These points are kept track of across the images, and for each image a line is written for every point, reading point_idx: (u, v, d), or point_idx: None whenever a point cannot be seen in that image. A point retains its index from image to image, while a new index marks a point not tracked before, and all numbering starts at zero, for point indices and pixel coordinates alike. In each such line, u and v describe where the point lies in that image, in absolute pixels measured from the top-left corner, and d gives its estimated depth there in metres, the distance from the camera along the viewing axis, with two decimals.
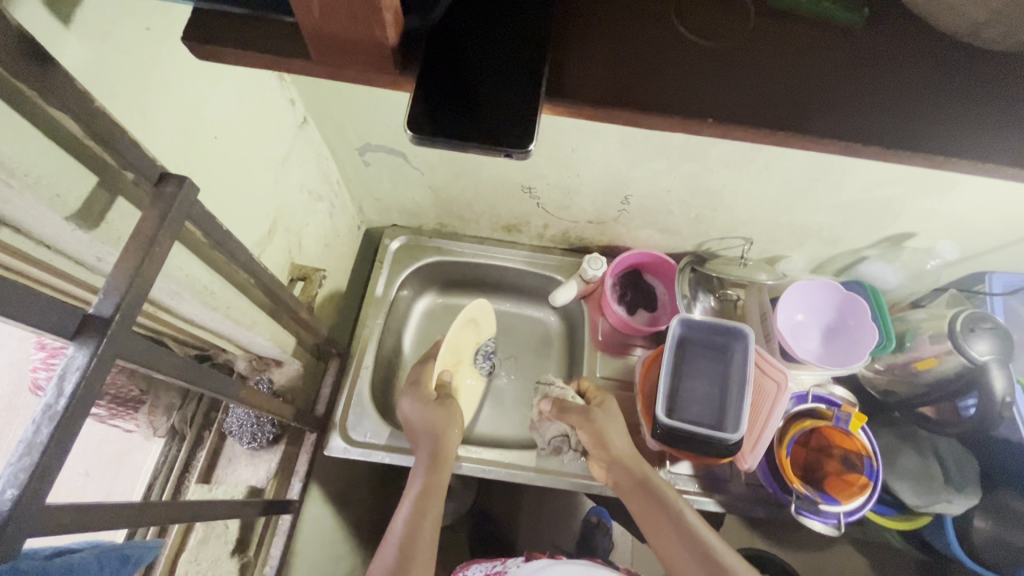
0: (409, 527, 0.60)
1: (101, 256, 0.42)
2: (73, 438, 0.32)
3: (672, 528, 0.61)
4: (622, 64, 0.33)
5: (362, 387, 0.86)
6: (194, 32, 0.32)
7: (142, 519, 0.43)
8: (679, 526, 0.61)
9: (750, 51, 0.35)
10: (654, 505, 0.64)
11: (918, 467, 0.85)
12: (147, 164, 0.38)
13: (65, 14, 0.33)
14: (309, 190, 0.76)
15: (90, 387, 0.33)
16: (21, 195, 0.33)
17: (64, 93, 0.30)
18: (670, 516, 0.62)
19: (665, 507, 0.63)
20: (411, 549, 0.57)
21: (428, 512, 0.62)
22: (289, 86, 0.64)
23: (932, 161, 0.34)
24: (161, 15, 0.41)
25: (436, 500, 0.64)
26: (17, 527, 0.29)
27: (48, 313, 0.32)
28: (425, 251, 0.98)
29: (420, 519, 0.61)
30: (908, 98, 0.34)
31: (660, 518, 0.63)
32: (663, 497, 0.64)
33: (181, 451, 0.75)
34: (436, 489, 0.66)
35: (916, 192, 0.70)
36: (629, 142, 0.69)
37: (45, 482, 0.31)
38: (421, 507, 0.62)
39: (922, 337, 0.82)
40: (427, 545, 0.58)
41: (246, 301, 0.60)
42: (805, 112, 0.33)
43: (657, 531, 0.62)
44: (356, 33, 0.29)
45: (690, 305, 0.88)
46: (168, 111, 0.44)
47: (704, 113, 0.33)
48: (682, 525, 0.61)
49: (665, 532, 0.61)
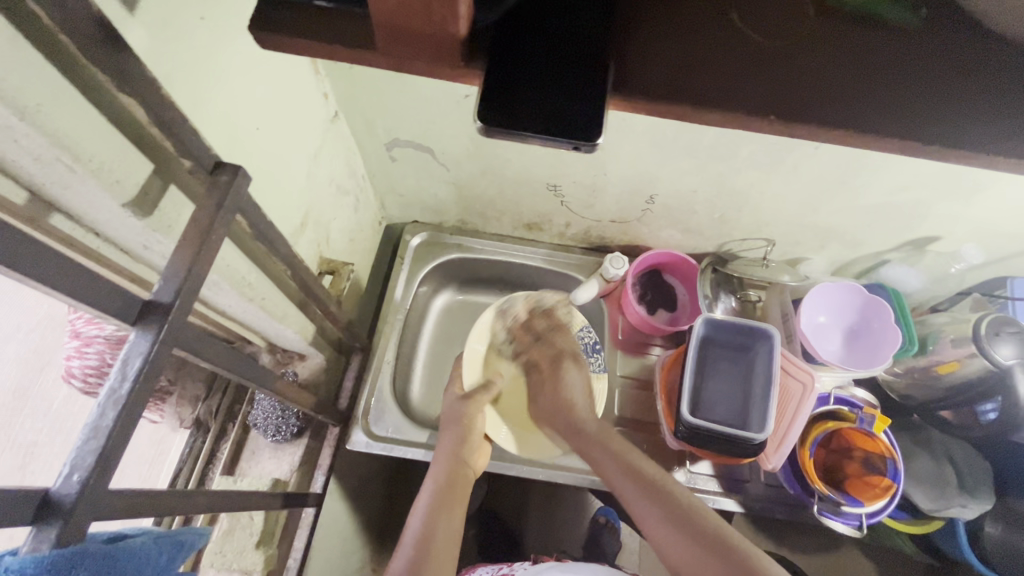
0: (425, 526, 0.59)
1: (150, 244, 0.42)
2: (135, 423, 0.32)
3: (653, 504, 0.57)
4: (685, 60, 0.34)
5: (384, 382, 0.86)
6: (261, 21, 0.32)
7: (186, 507, 0.43)
8: (662, 500, 0.56)
9: (811, 49, 0.35)
10: (631, 483, 0.60)
11: (934, 472, 0.85)
12: (203, 152, 0.38)
13: (131, 1, 0.34)
14: (338, 185, 0.76)
15: (151, 372, 0.33)
16: (83, 181, 0.33)
17: (135, 79, 0.30)
18: (652, 493, 0.58)
19: (646, 483, 0.59)
20: (426, 549, 0.56)
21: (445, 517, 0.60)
22: (323, 79, 0.64)
23: (985, 162, 0.34)
24: (215, 5, 0.41)
25: (453, 504, 0.63)
26: (84, 509, 0.30)
27: (112, 298, 0.32)
28: (446, 248, 0.99)
29: (435, 519, 0.60)
30: (968, 97, 0.34)
31: (643, 492, 0.58)
32: (640, 471, 0.61)
33: (206, 442, 0.75)
34: (454, 493, 0.64)
35: (944, 195, 0.71)
36: (659, 142, 0.69)
37: (110, 466, 0.31)
38: (439, 507, 0.61)
39: (943, 341, 0.82)
40: (444, 543, 0.57)
41: (279, 294, 0.60)
42: (865, 111, 0.34)
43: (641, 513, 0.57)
44: (429, 25, 0.29)
45: (711, 305, 0.88)
46: (218, 101, 0.44)
47: (766, 109, 0.33)
48: (665, 499, 0.56)
49: (645, 507, 0.57)
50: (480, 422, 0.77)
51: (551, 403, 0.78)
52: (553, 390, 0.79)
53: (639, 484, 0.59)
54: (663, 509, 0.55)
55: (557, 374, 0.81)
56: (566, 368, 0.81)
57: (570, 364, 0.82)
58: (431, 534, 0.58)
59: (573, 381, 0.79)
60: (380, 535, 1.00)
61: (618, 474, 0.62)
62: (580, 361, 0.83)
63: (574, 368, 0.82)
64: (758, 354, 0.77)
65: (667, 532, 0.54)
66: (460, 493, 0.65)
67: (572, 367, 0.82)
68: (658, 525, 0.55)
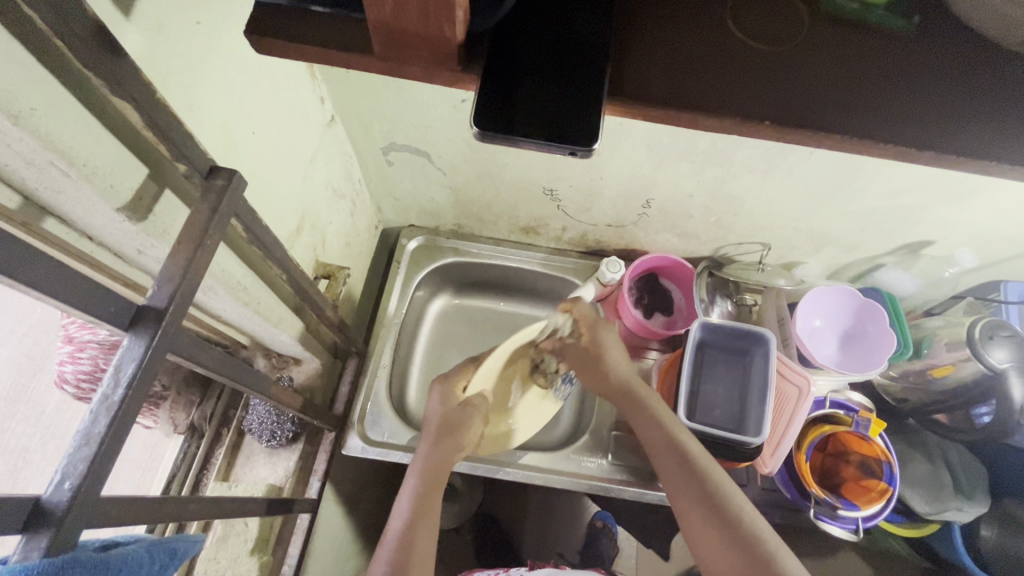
0: (409, 525, 0.58)
1: (143, 248, 0.42)
2: (127, 430, 0.32)
3: (692, 490, 0.57)
4: (681, 66, 0.34)
5: (380, 387, 0.86)
6: (255, 26, 0.32)
7: (180, 512, 0.43)
8: (701, 487, 0.57)
9: (808, 55, 0.35)
10: (673, 458, 0.60)
11: (928, 475, 0.85)
12: (198, 156, 0.38)
13: (126, 5, 0.34)
14: (334, 189, 0.76)
15: (145, 379, 0.33)
16: (76, 185, 0.33)
17: (131, 83, 0.30)
18: (692, 477, 0.58)
19: (690, 470, 0.59)
20: (408, 548, 0.56)
21: (430, 509, 0.61)
22: (319, 83, 0.64)
23: (980, 166, 0.34)
24: (211, 9, 0.41)
25: (436, 497, 0.62)
26: (74, 518, 0.29)
27: (106, 302, 0.32)
28: (442, 252, 0.99)
29: (422, 515, 0.59)
30: (958, 102, 0.34)
31: (683, 479, 0.58)
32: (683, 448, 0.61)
33: (200, 447, 0.75)
34: (436, 484, 0.64)
35: (938, 200, 0.71)
36: (656, 146, 0.69)
37: (101, 474, 0.31)
38: (424, 502, 0.61)
39: (938, 345, 0.83)
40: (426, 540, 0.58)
41: (274, 299, 0.60)
42: (860, 117, 0.34)
43: (679, 495, 0.58)
44: (425, 30, 0.29)
45: (707, 310, 0.89)
46: (213, 105, 0.44)
47: (761, 114, 0.33)
48: (706, 486, 0.57)
49: (684, 494, 0.58)
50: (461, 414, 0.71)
51: (591, 364, 0.73)
52: (593, 358, 0.73)
53: (680, 466, 0.59)
54: (703, 500, 0.56)
55: (595, 340, 0.74)
56: (601, 331, 0.74)
57: (607, 327, 0.75)
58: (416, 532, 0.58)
59: (611, 343, 0.73)
60: (374, 541, 1.00)
61: (663, 448, 0.62)
62: (612, 322, 0.76)
63: (611, 330, 0.74)
64: (754, 357, 0.77)
65: (704, 523, 0.55)
66: (442, 477, 0.65)
67: (609, 327, 0.75)
68: (694, 512, 0.56)
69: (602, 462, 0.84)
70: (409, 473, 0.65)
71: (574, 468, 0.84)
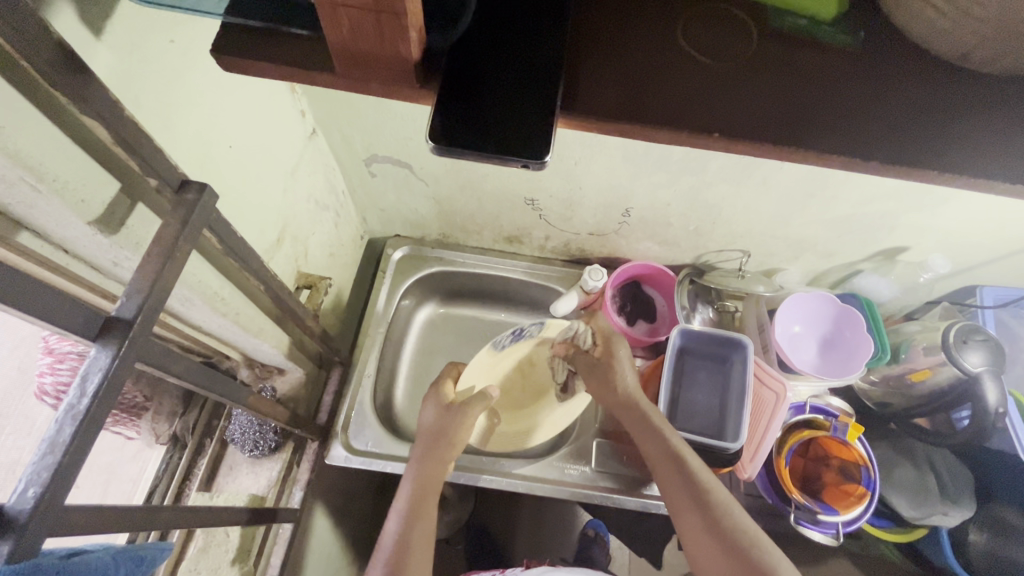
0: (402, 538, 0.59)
1: (119, 261, 0.43)
2: (93, 439, 0.33)
3: (701, 520, 0.57)
4: (632, 81, 0.35)
5: (364, 396, 0.86)
6: (218, 44, 0.33)
7: (152, 522, 0.43)
8: (710, 517, 0.57)
9: (753, 70, 0.36)
10: (684, 489, 0.59)
11: (915, 481, 0.86)
12: (169, 171, 0.39)
13: (97, 27, 0.35)
14: (316, 201, 0.77)
15: (112, 388, 0.34)
16: (47, 200, 0.34)
17: (98, 103, 0.31)
18: (700, 504, 0.58)
19: (694, 487, 0.59)
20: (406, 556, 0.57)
21: (422, 514, 0.61)
22: (300, 97, 0.65)
23: (924, 175, 0.35)
24: (184, 28, 0.42)
25: (430, 506, 0.62)
26: (36, 526, 0.30)
27: (73, 315, 0.33)
28: (427, 261, 0.99)
29: (412, 526, 0.60)
30: (900, 114, 0.36)
31: (694, 510, 0.58)
32: (692, 476, 0.59)
33: (183, 458, 0.75)
34: (431, 490, 0.64)
35: (909, 207, 0.72)
36: (631, 157, 0.71)
37: (66, 482, 0.31)
38: (416, 513, 0.61)
39: (916, 349, 0.83)
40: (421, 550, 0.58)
41: (254, 309, 0.61)
42: (804, 127, 0.35)
43: (682, 515, 0.59)
44: (382, 49, 0.30)
45: (689, 316, 0.90)
46: (188, 120, 0.45)
47: (709, 127, 0.34)
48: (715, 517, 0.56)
49: (694, 521, 0.57)
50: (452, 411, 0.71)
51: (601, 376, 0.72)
52: (605, 370, 0.72)
53: (690, 495, 0.58)
54: (713, 528, 0.56)
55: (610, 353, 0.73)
56: (617, 345, 0.73)
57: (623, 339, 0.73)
58: (407, 545, 0.58)
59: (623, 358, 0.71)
60: (362, 551, 0.99)
61: (672, 475, 0.60)
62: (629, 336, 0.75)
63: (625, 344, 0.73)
64: (734, 364, 0.78)
65: (716, 553, 0.55)
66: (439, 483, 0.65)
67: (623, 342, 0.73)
68: (704, 542, 0.56)
69: (583, 469, 0.85)
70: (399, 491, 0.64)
71: (557, 475, 0.84)
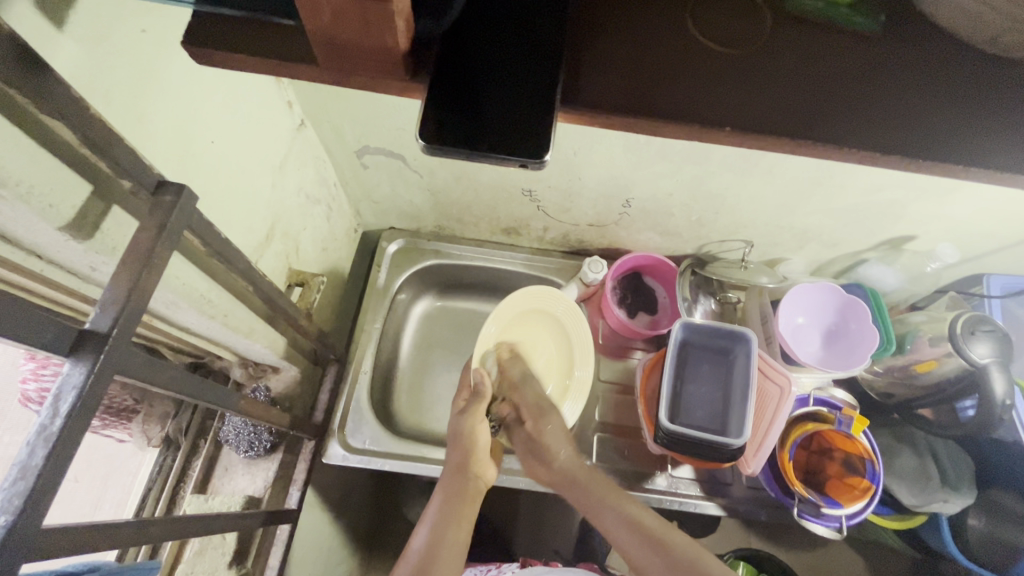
0: (430, 540, 0.63)
1: (96, 266, 0.40)
2: (70, 461, 0.31)
3: (612, 523, 0.64)
4: (639, 72, 0.33)
5: (361, 393, 0.85)
6: (191, 36, 0.31)
7: (140, 536, 0.41)
8: (619, 516, 0.64)
9: (768, 58, 0.34)
10: (598, 510, 0.66)
11: (915, 468, 0.84)
12: (145, 172, 0.37)
13: (58, 17, 0.32)
14: (307, 195, 0.74)
15: (88, 406, 0.32)
16: (11, 206, 0.32)
17: (57, 100, 0.29)
18: (611, 512, 0.65)
19: (604, 501, 0.66)
20: (429, 562, 0.60)
21: (450, 529, 0.64)
22: (286, 88, 0.62)
23: (947, 170, 0.33)
24: (156, 16, 0.39)
25: (460, 521, 0.66)
26: (10, 556, 0.28)
27: (42, 329, 0.30)
28: (424, 254, 0.97)
29: (439, 534, 0.63)
30: (923, 105, 0.33)
31: (601, 509, 0.66)
32: (624, 511, 0.64)
33: (177, 460, 0.74)
34: (462, 509, 0.67)
35: (918, 196, 0.70)
36: (632, 146, 0.68)
37: (40, 509, 0.29)
38: (443, 523, 0.65)
39: (921, 339, 0.83)
40: (447, 557, 0.61)
41: (243, 310, 0.59)
42: (822, 120, 0.33)
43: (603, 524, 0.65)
44: (367, 40, 0.28)
45: (690, 307, 0.88)
46: (166, 116, 0.43)
47: (723, 121, 0.32)
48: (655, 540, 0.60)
49: (611, 523, 0.64)
50: (486, 436, 0.73)
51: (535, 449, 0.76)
52: (533, 442, 0.76)
53: (602, 510, 0.66)
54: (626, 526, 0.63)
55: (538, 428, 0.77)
56: (542, 424, 0.77)
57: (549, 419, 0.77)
58: (435, 548, 0.62)
59: (553, 434, 0.75)
60: (361, 545, 0.99)
61: (592, 505, 0.67)
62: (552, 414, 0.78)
63: (551, 423, 0.77)
64: (737, 357, 0.77)
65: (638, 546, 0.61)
66: (471, 502, 0.69)
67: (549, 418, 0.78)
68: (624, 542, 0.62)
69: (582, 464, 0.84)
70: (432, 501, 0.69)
71: None
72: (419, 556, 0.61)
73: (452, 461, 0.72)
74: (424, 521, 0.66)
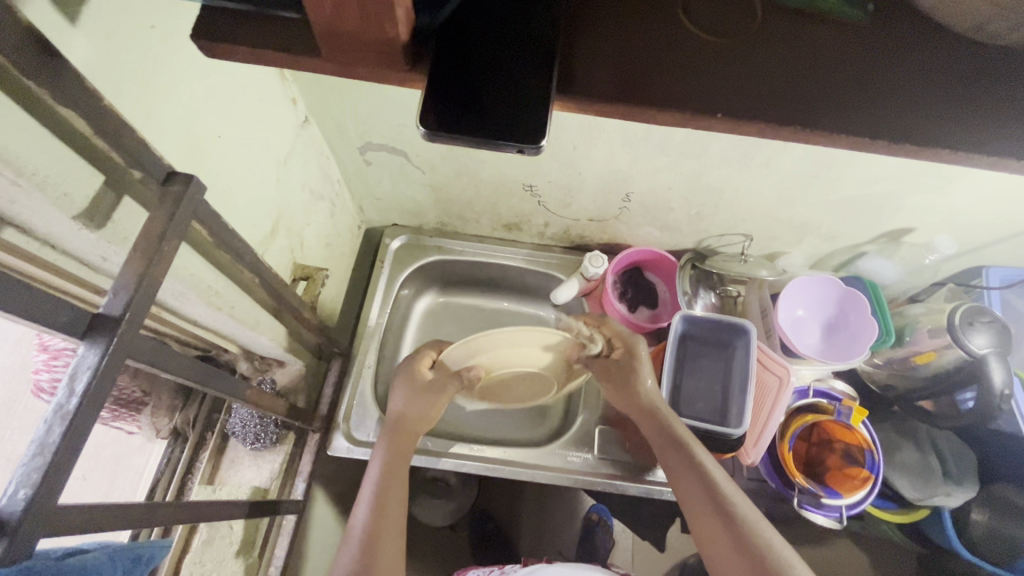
0: (374, 515, 0.60)
1: (107, 256, 0.42)
2: (84, 440, 0.32)
3: (698, 483, 0.59)
4: (630, 60, 0.34)
5: (365, 387, 0.86)
6: (205, 30, 0.32)
7: (150, 519, 0.43)
8: (707, 483, 0.59)
9: (755, 46, 0.35)
10: (686, 469, 0.61)
11: (917, 462, 0.84)
12: (154, 163, 0.38)
13: (73, 13, 0.33)
14: (311, 190, 0.76)
15: (101, 386, 0.33)
16: (28, 195, 0.33)
17: (72, 91, 0.30)
18: (696, 476, 0.60)
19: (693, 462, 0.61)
20: (377, 542, 0.58)
21: (393, 497, 0.62)
22: (290, 84, 0.63)
23: (935, 155, 0.34)
24: (164, 13, 0.41)
25: (400, 488, 0.64)
26: (29, 528, 0.29)
27: (58, 312, 0.32)
28: (426, 250, 0.98)
29: (383, 506, 0.61)
30: (909, 92, 0.34)
31: (684, 464, 0.61)
32: (709, 477, 0.59)
33: (184, 452, 0.75)
34: (399, 474, 0.65)
35: (916, 187, 0.71)
36: (630, 140, 0.69)
37: (57, 484, 0.31)
38: (386, 492, 0.62)
39: (921, 331, 0.82)
40: (393, 530, 0.60)
41: (248, 302, 0.60)
42: (809, 106, 0.33)
43: (681, 484, 0.61)
44: (367, 30, 0.29)
45: (691, 302, 0.88)
46: (174, 111, 0.44)
47: (713, 108, 0.33)
48: (731, 517, 0.55)
49: (692, 487, 0.59)
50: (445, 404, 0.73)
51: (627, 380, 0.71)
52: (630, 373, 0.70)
53: (686, 465, 0.61)
54: (707, 497, 0.58)
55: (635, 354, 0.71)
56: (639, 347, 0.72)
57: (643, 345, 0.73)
58: (381, 527, 0.59)
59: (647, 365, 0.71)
60: None
61: (678, 459, 0.62)
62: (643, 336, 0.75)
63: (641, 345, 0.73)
64: (737, 349, 0.78)
65: (716, 530, 0.56)
66: (405, 460, 0.67)
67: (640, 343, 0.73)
68: (703, 516, 0.57)
69: (586, 457, 0.85)
70: (371, 466, 0.66)
71: (560, 463, 0.84)
72: (364, 536, 0.58)
73: (392, 427, 0.70)
74: (364, 491, 0.63)
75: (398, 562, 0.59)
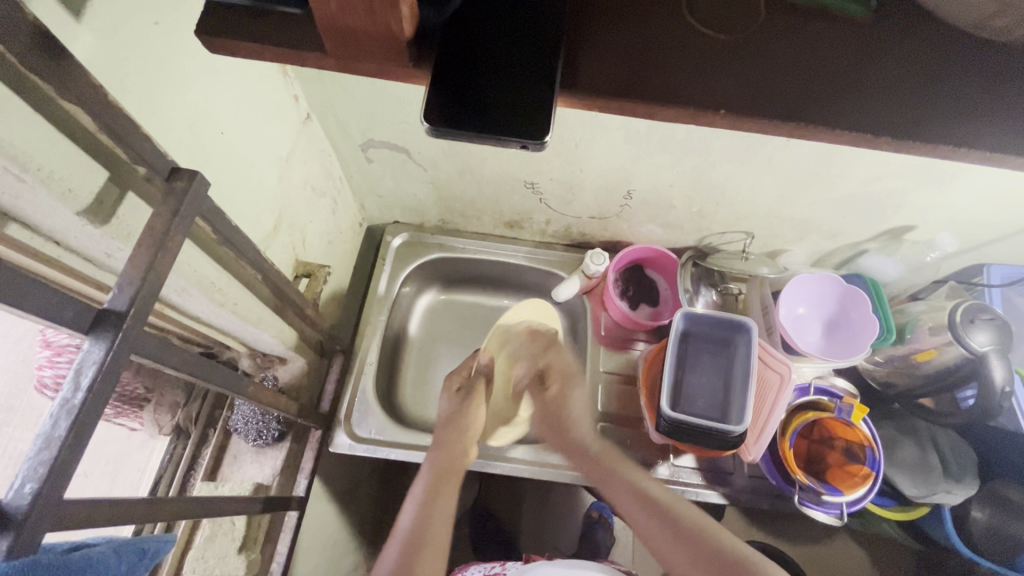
0: (420, 514, 0.63)
1: (111, 251, 0.42)
2: (90, 435, 0.32)
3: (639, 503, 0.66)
4: (633, 54, 0.34)
5: (367, 384, 0.86)
6: (207, 25, 0.32)
7: (154, 514, 0.43)
8: (646, 500, 0.66)
9: (758, 41, 0.35)
10: (629, 494, 0.68)
11: (917, 460, 0.84)
12: (158, 159, 0.38)
13: (77, 8, 0.33)
14: (313, 188, 0.76)
15: (107, 382, 0.33)
16: (33, 190, 0.33)
17: (78, 86, 0.30)
18: (637, 497, 0.67)
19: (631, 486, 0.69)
20: (422, 538, 0.60)
21: (439, 501, 0.65)
22: (293, 81, 0.64)
23: (937, 151, 0.34)
24: (168, 9, 0.41)
25: (448, 495, 0.67)
26: (35, 522, 0.30)
27: (63, 307, 0.32)
28: (428, 248, 0.98)
29: (430, 508, 0.64)
30: (911, 87, 0.34)
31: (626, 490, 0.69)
32: (647, 493, 0.67)
33: (187, 449, 0.76)
34: (447, 482, 0.69)
35: (917, 184, 0.71)
36: (632, 137, 0.69)
37: (63, 479, 0.31)
38: (432, 497, 0.65)
39: (922, 329, 0.82)
40: (438, 529, 0.62)
41: (251, 298, 0.60)
42: (811, 101, 0.34)
43: (629, 512, 0.67)
44: (371, 26, 0.29)
45: (692, 299, 0.89)
46: (178, 107, 0.44)
47: (715, 103, 0.33)
48: (674, 521, 0.62)
49: (637, 512, 0.66)
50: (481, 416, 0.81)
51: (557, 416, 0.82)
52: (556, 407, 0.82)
53: (628, 490, 0.68)
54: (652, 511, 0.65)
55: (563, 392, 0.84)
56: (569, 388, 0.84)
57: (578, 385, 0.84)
58: (426, 525, 0.61)
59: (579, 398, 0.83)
60: (367, 535, 1.00)
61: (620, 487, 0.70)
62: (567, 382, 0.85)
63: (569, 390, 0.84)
64: (738, 347, 0.78)
65: (664, 534, 0.62)
66: (454, 473, 0.71)
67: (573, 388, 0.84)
68: (652, 528, 0.63)
69: None
70: (418, 476, 0.70)
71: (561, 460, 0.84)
72: (409, 533, 0.61)
73: (439, 441, 0.75)
74: (412, 496, 0.66)
75: (440, 562, 0.60)
